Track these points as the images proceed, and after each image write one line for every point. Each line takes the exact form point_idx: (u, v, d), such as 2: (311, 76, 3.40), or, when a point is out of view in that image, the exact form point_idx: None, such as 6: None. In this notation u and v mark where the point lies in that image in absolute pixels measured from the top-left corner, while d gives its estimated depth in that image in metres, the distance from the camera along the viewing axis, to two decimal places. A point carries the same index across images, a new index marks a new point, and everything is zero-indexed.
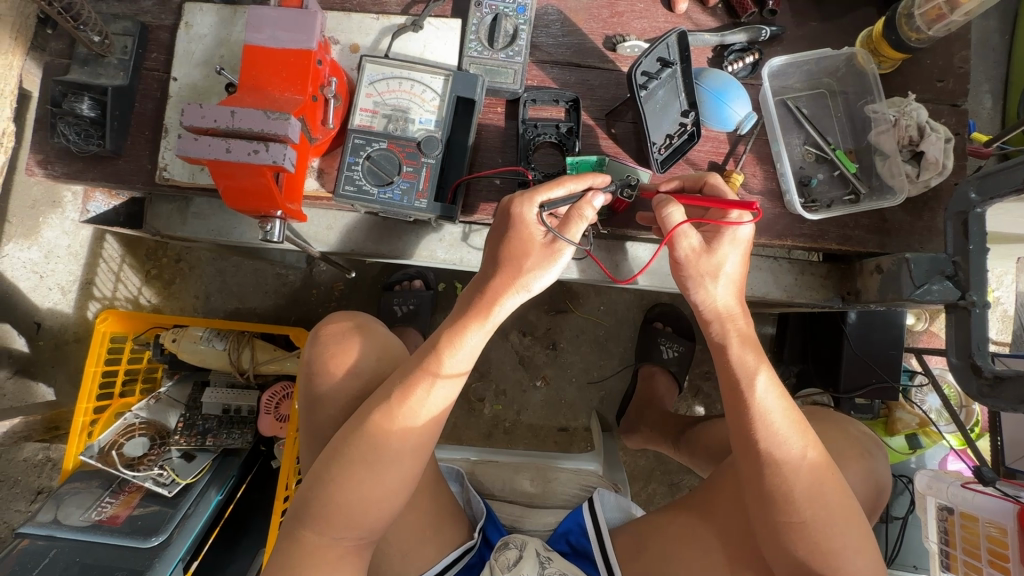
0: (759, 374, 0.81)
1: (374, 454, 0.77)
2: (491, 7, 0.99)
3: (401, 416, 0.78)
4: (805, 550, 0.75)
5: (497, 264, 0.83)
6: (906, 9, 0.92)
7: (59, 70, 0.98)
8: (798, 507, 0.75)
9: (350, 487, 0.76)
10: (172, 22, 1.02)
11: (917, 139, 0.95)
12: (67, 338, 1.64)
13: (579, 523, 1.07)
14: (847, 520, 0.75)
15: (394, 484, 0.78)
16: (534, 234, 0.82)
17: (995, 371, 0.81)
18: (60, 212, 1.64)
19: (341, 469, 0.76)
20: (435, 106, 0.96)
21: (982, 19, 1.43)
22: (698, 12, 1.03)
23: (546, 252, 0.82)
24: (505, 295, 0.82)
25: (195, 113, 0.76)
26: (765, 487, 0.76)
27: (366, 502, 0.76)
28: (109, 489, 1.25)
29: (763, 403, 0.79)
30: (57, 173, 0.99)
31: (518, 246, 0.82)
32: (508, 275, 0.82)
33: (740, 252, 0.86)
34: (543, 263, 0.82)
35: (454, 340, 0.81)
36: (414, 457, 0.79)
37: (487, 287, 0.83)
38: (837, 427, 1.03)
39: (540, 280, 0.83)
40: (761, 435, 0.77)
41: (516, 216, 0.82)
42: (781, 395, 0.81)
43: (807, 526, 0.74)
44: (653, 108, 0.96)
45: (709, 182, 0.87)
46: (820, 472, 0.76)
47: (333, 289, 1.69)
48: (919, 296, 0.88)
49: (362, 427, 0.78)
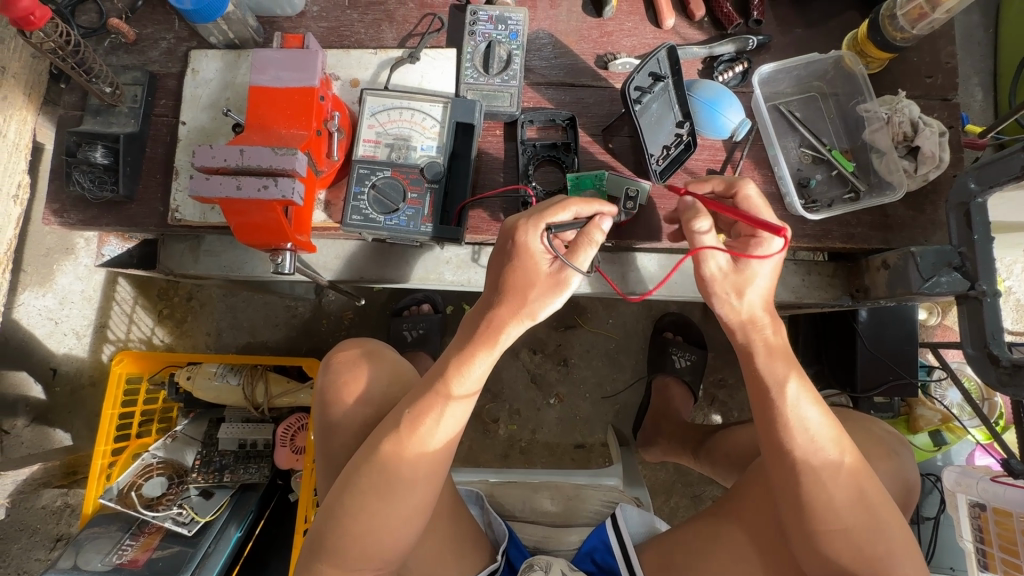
0: (789, 381, 0.78)
1: (387, 483, 0.76)
2: (485, 36, 1.03)
3: (412, 445, 0.78)
4: (850, 557, 0.74)
5: (503, 291, 0.84)
6: (888, 11, 0.94)
7: (72, 121, 1.02)
8: (839, 514, 0.74)
9: (368, 517, 0.76)
10: (179, 70, 1.05)
11: (911, 134, 0.95)
12: (82, 382, 1.67)
13: (604, 541, 1.06)
14: (885, 524, 0.74)
15: (410, 512, 0.78)
16: (538, 262, 0.83)
17: (1012, 358, 0.79)
18: (73, 258, 1.68)
19: (356, 501, 0.76)
20: (435, 133, 0.98)
21: (966, 15, 1.46)
22: (685, 27, 1.06)
23: (551, 281, 0.83)
24: (510, 322, 0.83)
25: (206, 154, 0.79)
26: (801, 494, 0.75)
27: (384, 531, 0.77)
28: (129, 532, 1.27)
29: (795, 406, 0.77)
30: (72, 220, 1.01)
31: (523, 274, 0.83)
32: (514, 302, 0.83)
33: (773, 267, 0.83)
34: (548, 292, 0.83)
35: (462, 366, 0.82)
36: (426, 485, 0.79)
37: (493, 313, 0.84)
38: (858, 426, 1.02)
39: (545, 308, 0.83)
40: (793, 443, 0.76)
41: (521, 242, 0.82)
42: (812, 398, 0.78)
43: (850, 532, 0.74)
44: (648, 121, 0.98)
45: (745, 199, 0.85)
46: (862, 481, 0.75)
47: (342, 318, 1.74)
48: (928, 289, 0.88)
49: (374, 457, 0.77)
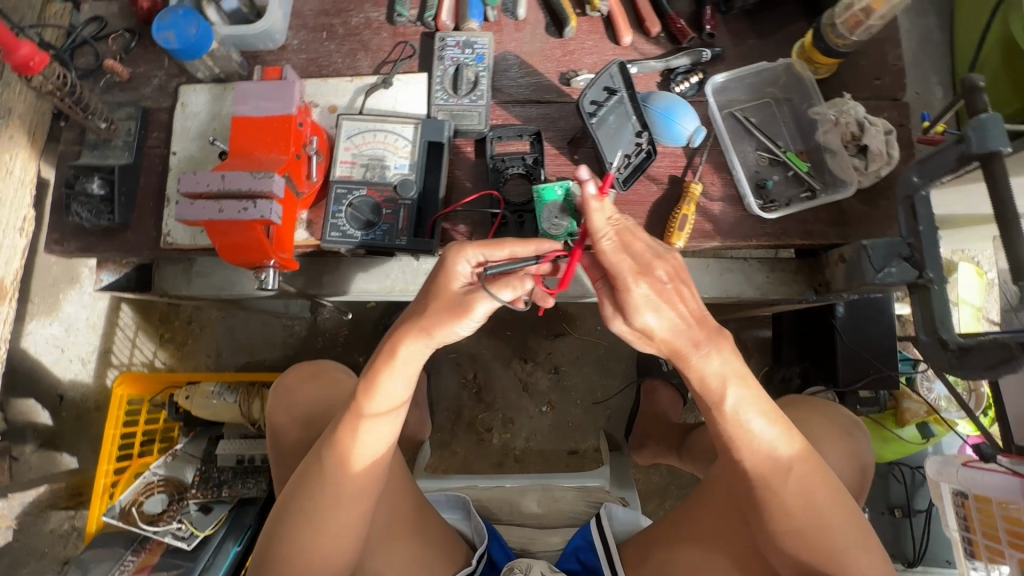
0: (729, 395, 0.72)
1: (311, 504, 0.81)
2: (453, 60, 1.09)
3: (333, 467, 0.82)
4: (810, 555, 0.75)
5: (411, 313, 0.77)
6: (828, 20, 0.99)
7: (71, 156, 1.10)
8: (792, 515, 0.75)
9: (297, 538, 0.81)
10: (170, 104, 1.12)
11: (859, 134, 1.00)
12: (88, 407, 1.73)
13: (586, 540, 1.09)
14: (842, 520, 0.75)
15: (339, 529, 0.82)
16: (452, 286, 0.75)
17: (959, 342, 0.82)
18: (79, 288, 1.74)
19: (289, 522, 0.82)
20: (408, 152, 1.04)
21: (922, 18, 1.53)
22: (643, 42, 1.12)
23: (458, 308, 0.74)
24: (409, 343, 0.76)
25: (190, 180, 0.85)
26: (756, 497, 0.76)
27: (316, 550, 0.81)
28: (131, 547, 1.31)
29: (739, 418, 0.73)
30: (72, 248, 1.08)
31: (433, 296, 0.75)
32: (415, 325, 0.76)
33: (656, 307, 0.65)
34: (453, 318, 0.74)
35: (368, 387, 0.79)
36: (353, 502, 0.82)
37: (394, 333, 0.78)
38: (814, 410, 1.04)
39: (446, 332, 0.76)
40: (746, 452, 0.75)
41: (447, 262, 0.73)
42: (759, 406, 0.73)
43: (805, 532, 0.75)
44: (606, 133, 1.03)
45: (598, 237, 0.64)
46: (812, 485, 0.75)
47: (337, 335, 1.80)
48: (882, 279, 0.92)
49: (304, 480, 0.83)
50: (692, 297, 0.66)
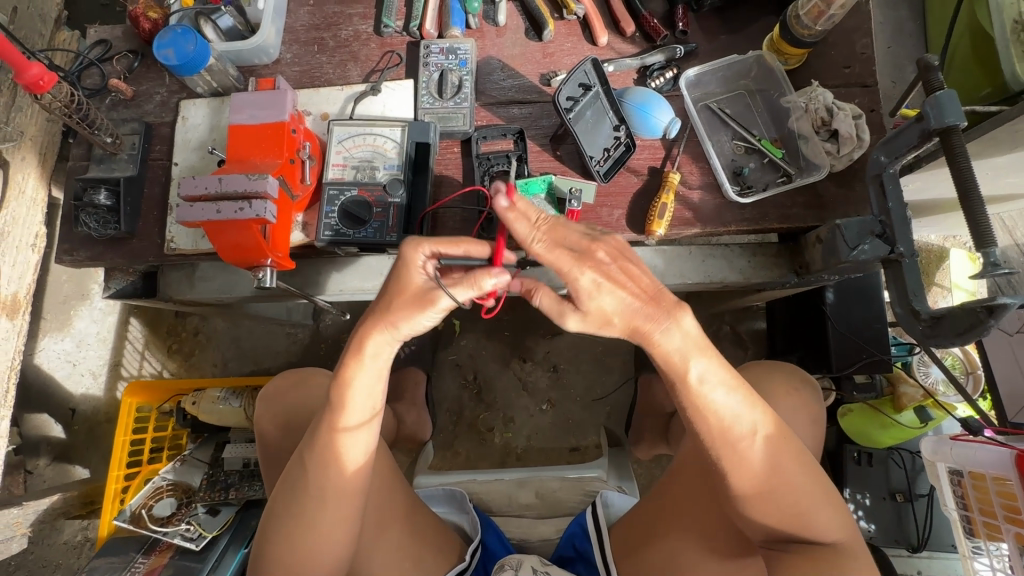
0: (692, 365, 0.73)
1: (299, 508, 0.84)
2: (437, 66, 1.15)
3: (316, 471, 0.84)
4: (777, 517, 0.78)
5: (370, 312, 0.79)
6: (793, 12, 1.03)
7: (80, 170, 1.16)
8: (760, 480, 0.77)
9: (291, 539, 0.85)
10: (171, 118, 1.19)
11: (828, 119, 1.04)
12: (99, 420, 1.78)
13: (581, 525, 1.11)
14: (806, 479, 0.78)
15: (330, 526, 0.85)
16: (414, 280, 0.76)
17: (932, 311, 0.84)
18: (88, 303, 1.81)
19: (281, 526, 0.85)
20: (396, 154, 1.09)
21: (894, 11, 1.58)
22: (619, 42, 1.17)
23: (418, 302, 0.76)
24: (373, 340, 0.79)
25: (190, 183, 0.90)
26: (724, 468, 0.78)
27: (311, 549, 0.85)
28: (142, 549, 1.34)
29: (701, 389, 0.74)
30: (81, 258, 1.13)
31: (392, 294, 0.77)
32: (375, 323, 0.78)
33: (610, 292, 0.68)
34: (412, 312, 0.76)
35: (343, 389, 0.82)
36: (339, 500, 0.85)
37: (357, 333, 0.80)
38: (770, 369, 1.17)
39: (409, 326, 0.78)
40: (712, 427, 0.76)
41: (403, 259, 0.75)
42: (721, 377, 0.74)
43: (774, 494, 0.77)
44: (584, 127, 1.08)
45: (528, 241, 0.67)
46: (775, 450, 0.77)
47: (339, 340, 1.84)
48: (856, 257, 0.94)
49: (291, 486, 0.86)
50: (642, 274, 0.69)
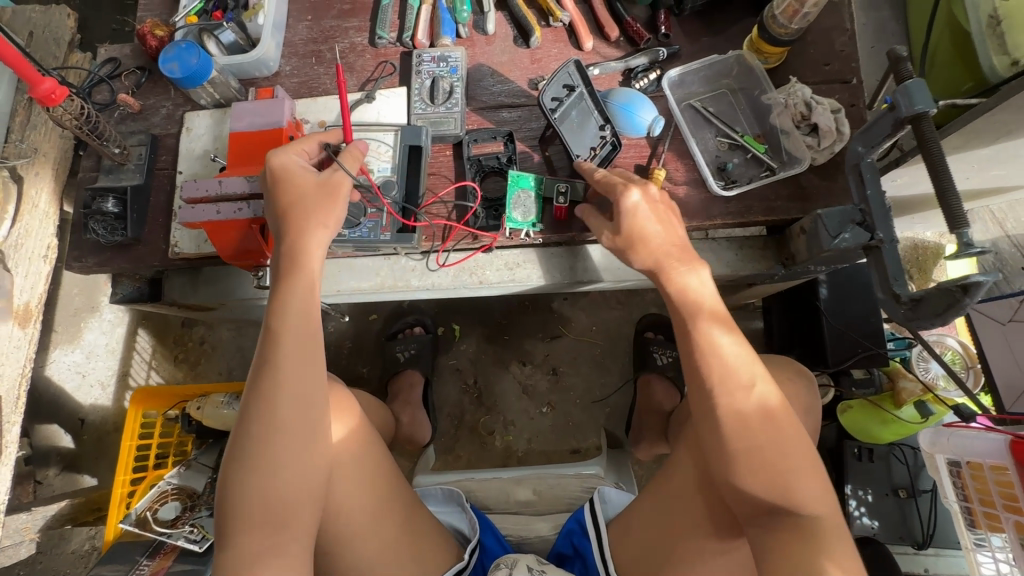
0: (704, 317, 0.87)
1: (260, 443, 0.79)
2: (429, 73, 1.19)
3: (273, 397, 0.80)
4: (764, 480, 0.78)
5: (284, 219, 0.89)
6: (770, 13, 1.07)
7: (89, 181, 1.21)
8: (750, 432, 0.79)
9: (258, 480, 0.78)
10: (177, 130, 1.24)
11: (808, 113, 1.07)
12: (108, 429, 1.81)
13: (580, 523, 1.13)
14: (798, 446, 0.79)
15: (301, 460, 0.81)
16: (301, 175, 0.91)
17: (911, 294, 0.85)
18: (98, 316, 1.86)
19: (245, 469, 0.79)
20: (390, 157, 1.13)
21: (876, 13, 1.62)
22: (604, 47, 1.21)
23: (322, 186, 0.91)
24: (305, 236, 0.89)
25: (191, 186, 0.97)
26: (716, 417, 0.81)
27: (280, 487, 0.79)
28: (147, 552, 1.36)
29: (709, 335, 0.85)
30: (90, 263, 1.17)
31: (292, 194, 0.90)
32: (295, 223, 0.89)
33: (647, 214, 0.93)
34: (323, 198, 0.90)
35: (291, 296, 0.85)
36: (304, 429, 0.81)
37: (284, 242, 0.89)
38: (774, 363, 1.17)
39: (328, 213, 0.91)
40: (710, 370, 0.83)
41: (279, 166, 0.91)
42: (723, 322, 0.86)
43: (763, 451, 0.78)
44: (570, 127, 1.12)
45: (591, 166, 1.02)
46: (773, 409, 0.81)
47: (340, 348, 1.90)
48: (836, 245, 0.98)
49: (247, 426, 0.80)
50: (678, 229, 0.95)
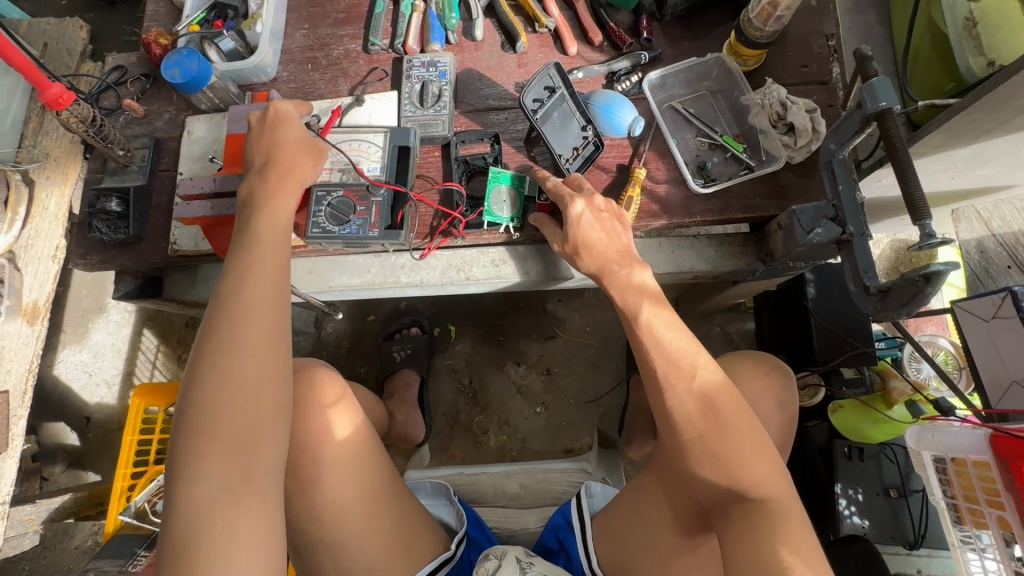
0: (645, 310, 0.92)
1: (226, 349, 0.77)
2: (419, 78, 1.24)
3: (242, 308, 0.79)
4: (710, 468, 0.81)
5: (273, 160, 0.95)
6: (745, 17, 1.10)
7: (95, 182, 1.26)
8: (694, 423, 0.82)
9: (223, 392, 0.75)
10: (179, 133, 1.30)
11: (784, 113, 1.10)
12: (112, 427, 1.85)
13: (565, 516, 1.14)
14: (744, 434, 0.81)
15: (270, 377, 0.78)
16: (294, 127, 1.01)
17: (879, 286, 0.87)
18: (105, 316, 1.92)
19: (208, 379, 0.75)
20: (379, 157, 1.17)
21: (861, 17, 1.65)
22: (588, 51, 1.26)
23: (312, 141, 1.01)
24: (298, 175, 0.96)
25: (188, 184, 1.06)
26: (663, 409, 0.85)
27: (244, 401, 0.76)
28: (145, 542, 1.40)
29: (651, 327, 0.89)
30: (94, 261, 1.22)
31: (284, 139, 0.98)
32: (285, 163, 0.95)
33: (591, 219, 0.99)
34: (310, 149, 0.99)
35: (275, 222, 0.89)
36: (277, 345, 0.80)
37: (272, 176, 0.94)
38: (745, 355, 1.17)
39: (316, 165, 1.00)
40: (658, 363, 0.86)
41: (279, 115, 1.01)
42: (667, 318, 0.90)
43: (707, 441, 0.81)
44: (552, 128, 1.15)
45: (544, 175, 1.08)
46: (714, 393, 0.83)
47: (339, 348, 1.94)
48: (809, 239, 1.00)
49: (211, 336, 0.78)
50: (623, 231, 1.01)
